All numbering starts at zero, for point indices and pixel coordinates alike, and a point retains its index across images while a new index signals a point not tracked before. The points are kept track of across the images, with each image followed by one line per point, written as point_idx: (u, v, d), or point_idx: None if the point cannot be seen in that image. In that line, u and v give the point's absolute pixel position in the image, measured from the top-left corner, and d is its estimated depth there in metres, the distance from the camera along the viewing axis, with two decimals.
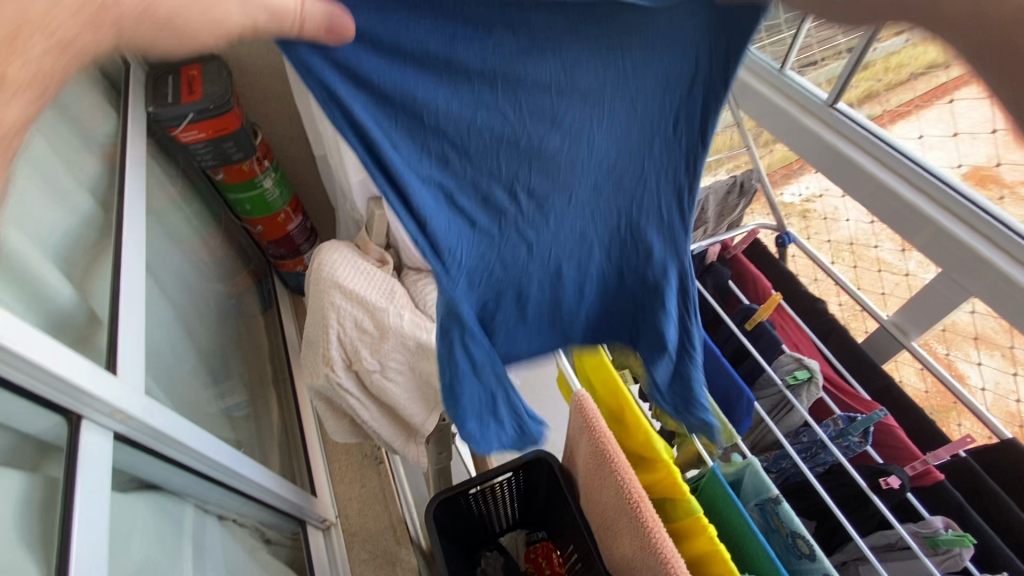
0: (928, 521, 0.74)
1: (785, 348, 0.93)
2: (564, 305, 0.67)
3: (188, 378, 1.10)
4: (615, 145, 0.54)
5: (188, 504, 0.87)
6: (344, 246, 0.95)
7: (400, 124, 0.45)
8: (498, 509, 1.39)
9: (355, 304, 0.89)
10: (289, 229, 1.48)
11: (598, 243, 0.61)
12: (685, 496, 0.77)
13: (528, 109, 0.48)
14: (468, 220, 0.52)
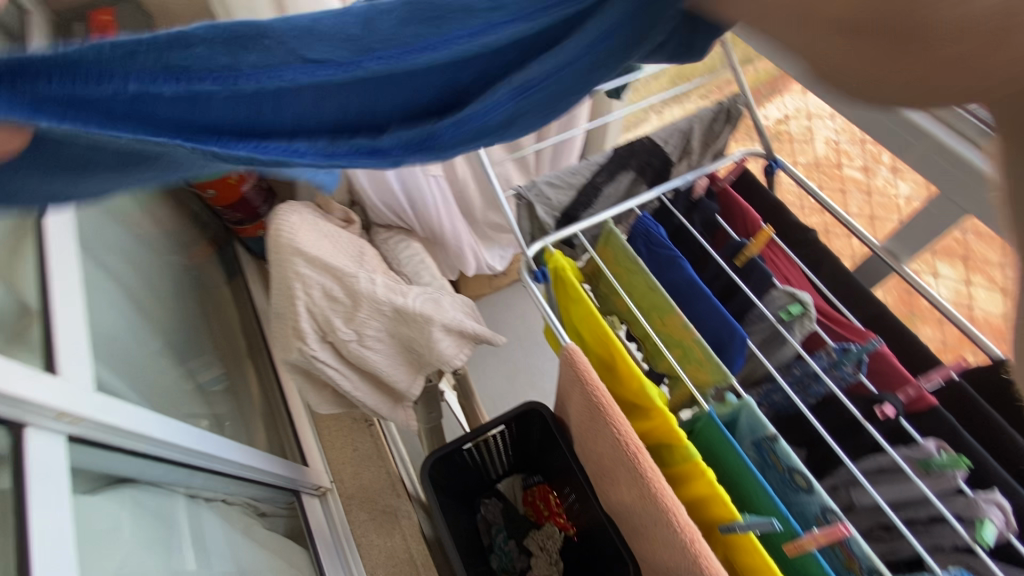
0: (920, 445, 0.75)
1: (776, 282, 0.90)
2: None
3: (149, 363, 1.03)
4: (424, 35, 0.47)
5: (178, 494, 0.87)
6: (302, 209, 0.92)
7: None
8: (493, 458, 1.39)
9: (320, 271, 0.84)
10: (244, 191, 1.37)
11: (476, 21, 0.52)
12: (683, 442, 0.75)
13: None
14: None
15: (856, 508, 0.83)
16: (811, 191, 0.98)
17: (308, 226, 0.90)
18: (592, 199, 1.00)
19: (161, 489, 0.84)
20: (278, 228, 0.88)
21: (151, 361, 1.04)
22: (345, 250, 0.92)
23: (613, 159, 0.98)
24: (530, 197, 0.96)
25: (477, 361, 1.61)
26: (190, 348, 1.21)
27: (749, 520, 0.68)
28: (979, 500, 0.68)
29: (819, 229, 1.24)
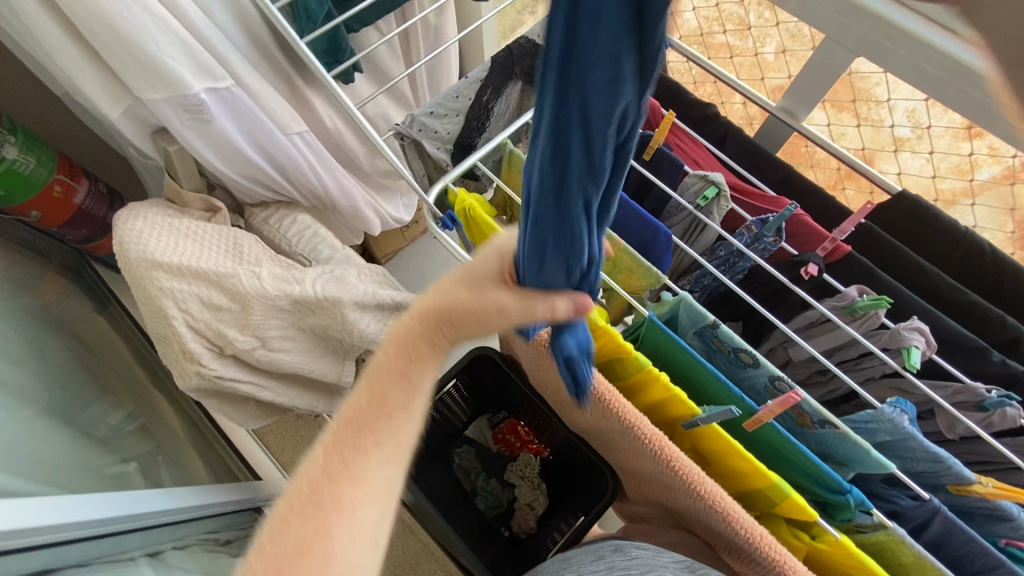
0: (843, 293, 0.78)
1: (687, 169, 0.86)
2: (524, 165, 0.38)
3: (48, 435, 0.85)
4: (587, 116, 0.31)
5: (136, 562, 0.79)
6: (145, 213, 0.78)
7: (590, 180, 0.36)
8: (451, 407, 1.35)
9: (189, 279, 0.71)
10: (77, 202, 1.14)
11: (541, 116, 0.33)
12: (632, 354, 0.72)
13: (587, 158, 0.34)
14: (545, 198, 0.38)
15: (792, 363, 0.88)
16: (704, 67, 0.93)
17: (160, 231, 0.76)
18: (484, 121, 0.88)
19: (114, 564, 0.76)
20: (120, 245, 0.73)
21: (50, 429, 0.86)
22: (215, 248, 0.79)
23: (496, 69, 0.84)
24: (414, 134, 0.78)
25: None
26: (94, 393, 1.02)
27: (711, 412, 0.69)
28: (901, 331, 0.73)
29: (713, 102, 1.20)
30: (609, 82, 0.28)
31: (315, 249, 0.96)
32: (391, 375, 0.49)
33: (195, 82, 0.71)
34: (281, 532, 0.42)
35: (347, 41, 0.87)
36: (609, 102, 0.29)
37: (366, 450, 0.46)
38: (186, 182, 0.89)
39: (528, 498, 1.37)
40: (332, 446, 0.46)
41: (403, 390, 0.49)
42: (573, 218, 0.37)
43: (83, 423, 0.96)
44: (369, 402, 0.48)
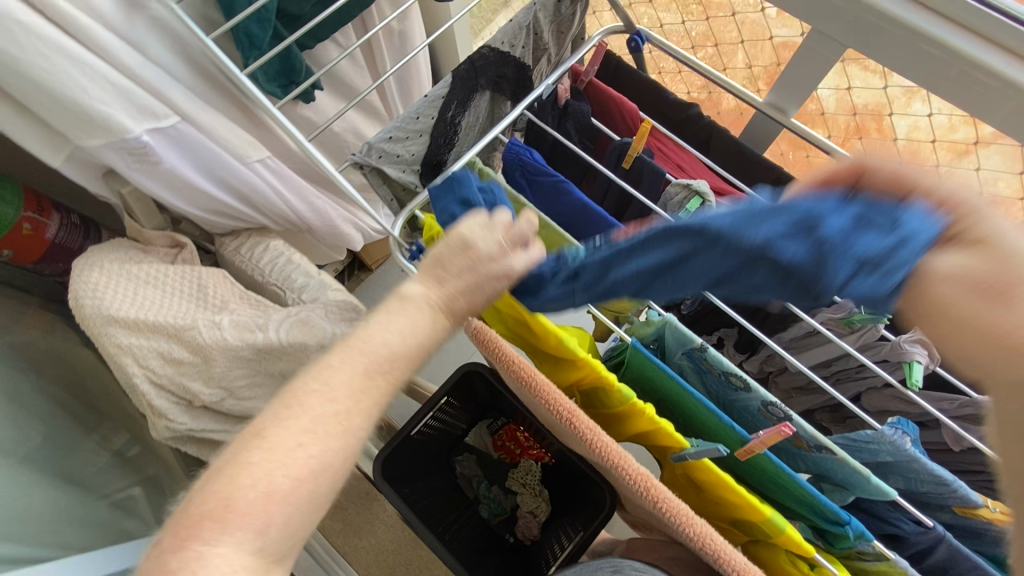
0: (840, 304, 0.74)
1: (669, 176, 0.81)
2: (675, 227, 0.46)
3: (31, 487, 0.85)
4: (741, 258, 0.42)
5: None
6: (102, 261, 0.75)
7: (665, 280, 0.48)
8: (451, 419, 1.29)
9: (148, 334, 0.68)
10: (50, 236, 1.10)
11: (732, 222, 0.42)
12: (615, 385, 0.68)
13: (704, 268, 0.45)
14: (654, 255, 0.47)
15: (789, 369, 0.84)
16: (685, 62, 0.87)
17: (118, 281, 0.73)
18: (452, 136, 0.82)
19: None
20: (77, 300, 0.71)
21: (33, 481, 0.85)
22: (178, 293, 0.76)
23: (459, 83, 0.78)
24: (374, 162, 0.73)
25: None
26: (83, 433, 1.00)
27: (699, 446, 0.65)
28: (903, 345, 0.68)
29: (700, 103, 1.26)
30: (774, 275, 0.41)
31: (289, 278, 0.93)
32: (415, 326, 0.51)
33: (137, 125, 0.67)
34: (312, 433, 0.44)
35: (301, 61, 0.82)
36: (752, 277, 0.42)
37: (388, 384, 0.49)
38: (146, 220, 0.85)
39: (530, 506, 1.35)
40: (365, 371, 0.48)
41: (429, 345, 0.52)
42: (639, 283, 0.49)
43: (69, 470, 0.94)
44: (396, 348, 0.49)
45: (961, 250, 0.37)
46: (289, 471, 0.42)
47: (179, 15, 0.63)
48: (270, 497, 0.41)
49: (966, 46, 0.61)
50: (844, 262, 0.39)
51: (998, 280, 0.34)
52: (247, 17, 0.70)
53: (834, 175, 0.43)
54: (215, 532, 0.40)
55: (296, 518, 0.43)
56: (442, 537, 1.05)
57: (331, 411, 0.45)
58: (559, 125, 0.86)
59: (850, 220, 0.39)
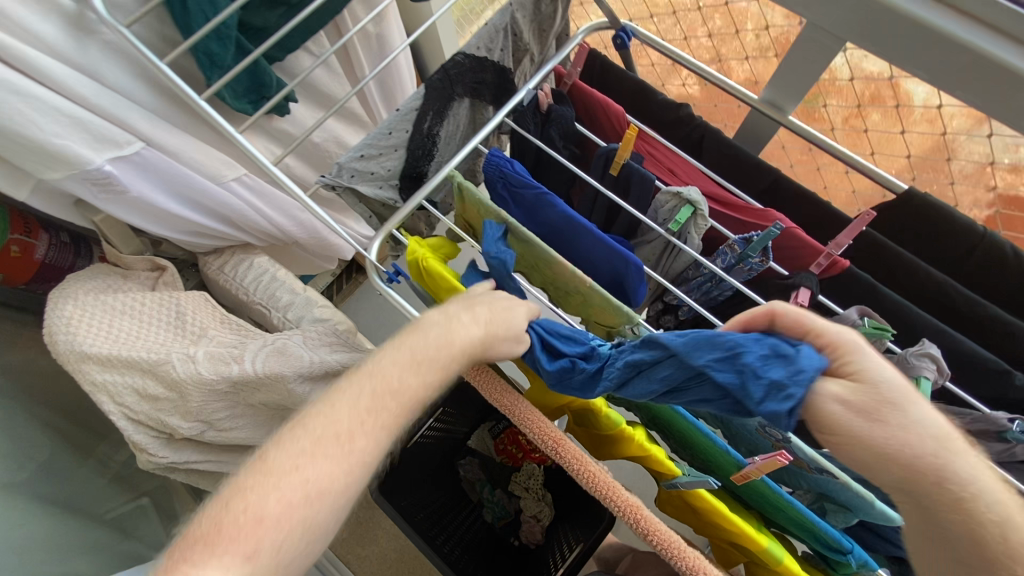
0: (843, 316, 0.68)
1: (659, 183, 0.76)
2: (649, 341, 0.51)
3: (24, 518, 0.85)
4: (698, 377, 0.48)
5: None
6: (77, 292, 0.73)
7: (635, 384, 0.53)
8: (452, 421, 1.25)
9: (122, 371, 0.67)
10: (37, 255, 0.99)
11: (691, 344, 0.48)
12: (603, 411, 0.64)
13: (667, 380, 0.50)
14: (628, 360, 0.53)
15: None
16: (672, 58, 0.81)
17: (93, 314, 0.71)
18: (431, 148, 0.78)
19: None
20: (53, 336, 0.69)
21: (25, 511, 0.85)
22: (155, 322, 0.74)
23: (433, 93, 0.74)
24: (346, 183, 0.70)
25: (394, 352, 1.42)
26: (77, 457, 1.00)
27: (692, 475, 0.61)
28: (909, 359, 0.64)
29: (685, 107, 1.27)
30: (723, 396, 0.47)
31: (273, 297, 0.88)
32: (433, 340, 0.50)
33: (99, 155, 0.65)
34: (308, 457, 0.43)
35: (271, 75, 0.79)
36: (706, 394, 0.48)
37: (389, 414, 0.47)
38: (123, 245, 0.83)
39: (534, 510, 1.27)
40: (373, 391, 0.47)
41: (444, 360, 0.50)
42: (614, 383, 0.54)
43: (64, 495, 0.95)
44: (409, 367, 0.49)
45: (844, 384, 0.42)
46: (282, 494, 0.41)
47: (127, 39, 0.59)
48: (260, 522, 0.40)
49: (974, 39, 0.56)
50: (755, 383, 0.43)
51: (874, 408, 0.41)
52: (205, 36, 0.66)
53: (753, 315, 0.48)
54: (203, 555, 0.39)
55: (288, 543, 0.41)
56: (439, 550, 1.03)
57: (327, 435, 0.44)
58: (541, 132, 0.81)
59: (763, 347, 0.44)
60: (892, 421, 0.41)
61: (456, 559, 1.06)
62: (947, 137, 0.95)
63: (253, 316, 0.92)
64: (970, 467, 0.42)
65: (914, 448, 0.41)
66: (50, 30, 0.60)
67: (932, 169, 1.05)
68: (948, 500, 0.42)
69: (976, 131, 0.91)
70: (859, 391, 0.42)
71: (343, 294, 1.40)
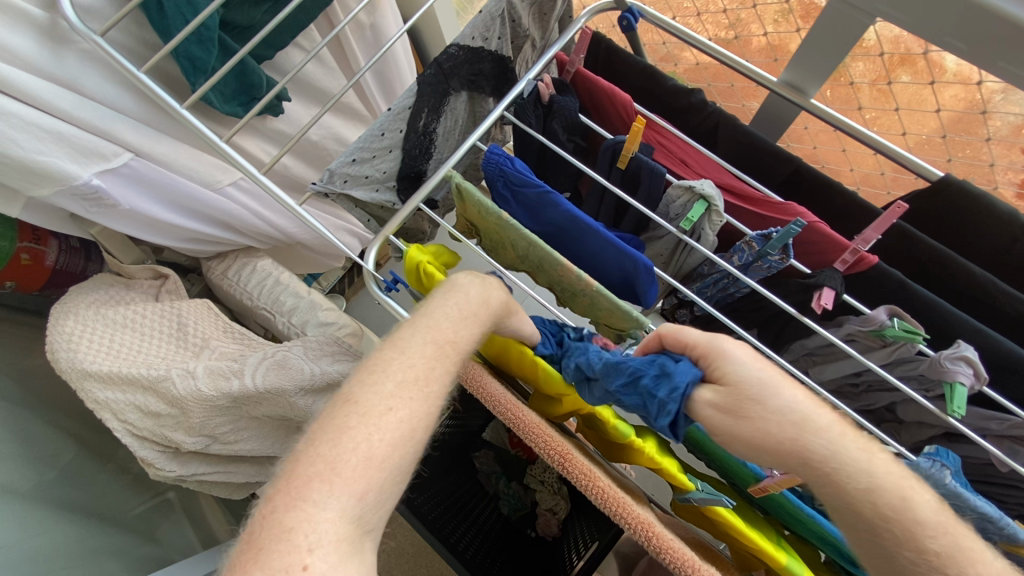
0: (870, 316, 0.64)
1: (670, 177, 0.72)
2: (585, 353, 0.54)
3: (47, 525, 0.86)
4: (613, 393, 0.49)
5: None
6: (77, 305, 0.72)
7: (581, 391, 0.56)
8: (468, 416, 1.23)
9: (124, 388, 0.68)
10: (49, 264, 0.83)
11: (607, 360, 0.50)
12: (610, 422, 0.58)
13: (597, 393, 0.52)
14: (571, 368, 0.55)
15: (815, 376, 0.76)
16: (682, 38, 0.76)
17: (94, 329, 0.70)
18: (429, 146, 0.75)
19: None
20: (53, 351, 0.68)
21: (47, 517, 0.87)
22: (156, 334, 0.73)
23: (428, 87, 0.70)
24: (340, 189, 0.66)
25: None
26: (97, 461, 1.02)
27: (706, 491, 0.57)
28: (943, 363, 0.59)
29: (695, 84, 1.23)
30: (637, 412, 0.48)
31: (278, 301, 0.85)
32: (474, 297, 0.46)
33: (87, 170, 0.65)
34: (401, 395, 0.38)
35: (260, 74, 0.75)
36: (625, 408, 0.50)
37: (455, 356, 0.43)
38: (123, 255, 0.82)
39: (549, 504, 1.25)
40: (433, 341, 0.42)
41: (486, 316, 0.47)
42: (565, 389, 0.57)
43: (87, 499, 0.97)
44: (458, 320, 0.45)
45: (716, 389, 0.41)
46: (384, 433, 0.36)
47: (102, 50, 0.57)
48: (369, 462, 0.35)
49: None
50: (648, 402, 0.45)
51: (738, 405, 0.40)
52: (185, 40, 0.64)
53: (646, 340, 0.50)
54: (323, 494, 0.33)
55: (393, 484, 0.36)
56: (455, 550, 1.00)
57: (411, 375, 0.39)
58: (544, 125, 0.76)
59: (649, 365, 0.46)
60: (755, 417, 0.39)
61: (473, 557, 1.04)
62: (981, 99, 0.88)
63: (261, 320, 0.90)
64: (860, 447, 0.40)
65: (773, 434, 0.39)
66: (23, 43, 0.61)
67: (968, 141, 0.98)
68: (868, 487, 0.39)
69: (1015, 94, 0.84)
70: (723, 390, 0.41)
71: (354, 288, 1.39)
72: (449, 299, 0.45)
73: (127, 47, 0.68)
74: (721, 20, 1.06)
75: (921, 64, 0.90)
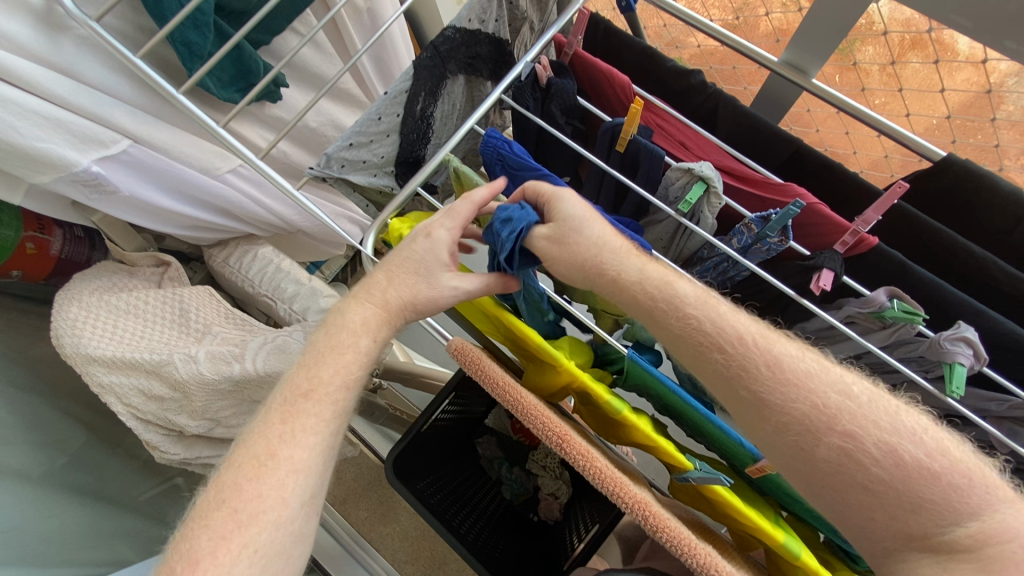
0: (870, 297, 0.64)
1: (669, 159, 0.71)
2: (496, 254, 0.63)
3: (57, 507, 0.88)
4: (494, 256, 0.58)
5: None
6: (79, 292, 0.72)
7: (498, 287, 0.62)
8: (472, 402, 1.23)
9: (128, 372, 0.69)
10: (54, 252, 0.84)
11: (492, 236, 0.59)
12: (605, 396, 0.59)
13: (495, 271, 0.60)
14: None
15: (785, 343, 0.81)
16: (681, 17, 0.74)
17: (98, 315, 0.71)
18: (426, 130, 0.75)
19: None
20: (56, 337, 0.69)
21: (57, 500, 0.89)
22: (159, 321, 0.74)
23: (425, 70, 0.70)
24: (337, 173, 0.66)
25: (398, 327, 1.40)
26: (107, 446, 1.04)
27: (704, 469, 0.57)
28: (942, 344, 0.59)
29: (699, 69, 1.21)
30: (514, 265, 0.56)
31: (279, 288, 0.85)
32: (331, 333, 0.51)
33: (85, 158, 0.65)
34: (234, 490, 0.43)
35: (256, 60, 0.75)
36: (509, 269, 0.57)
37: (311, 412, 0.47)
38: (125, 243, 0.82)
39: (551, 488, 1.26)
40: (282, 405, 0.47)
41: (356, 344, 0.51)
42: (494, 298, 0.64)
43: (98, 484, 0.99)
44: (318, 373, 0.49)
45: (549, 227, 0.54)
46: (214, 532, 0.41)
47: (98, 35, 0.56)
48: (197, 564, 0.40)
49: None
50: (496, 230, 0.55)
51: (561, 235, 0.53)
52: (181, 24, 0.64)
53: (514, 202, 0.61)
54: None
55: (243, 570, 0.40)
56: (458, 533, 1.00)
57: (251, 457, 0.45)
58: (542, 108, 0.76)
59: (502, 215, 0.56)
60: (574, 243, 0.53)
61: (478, 540, 1.05)
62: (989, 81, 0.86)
63: (262, 307, 0.90)
64: None
65: (583, 256, 0.53)
66: (21, 29, 0.61)
67: (975, 124, 0.96)
68: None
69: None
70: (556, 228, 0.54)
71: (355, 278, 1.37)
72: (313, 361, 0.50)
73: (123, 32, 0.68)
74: (727, 4, 1.05)
75: (929, 43, 0.88)
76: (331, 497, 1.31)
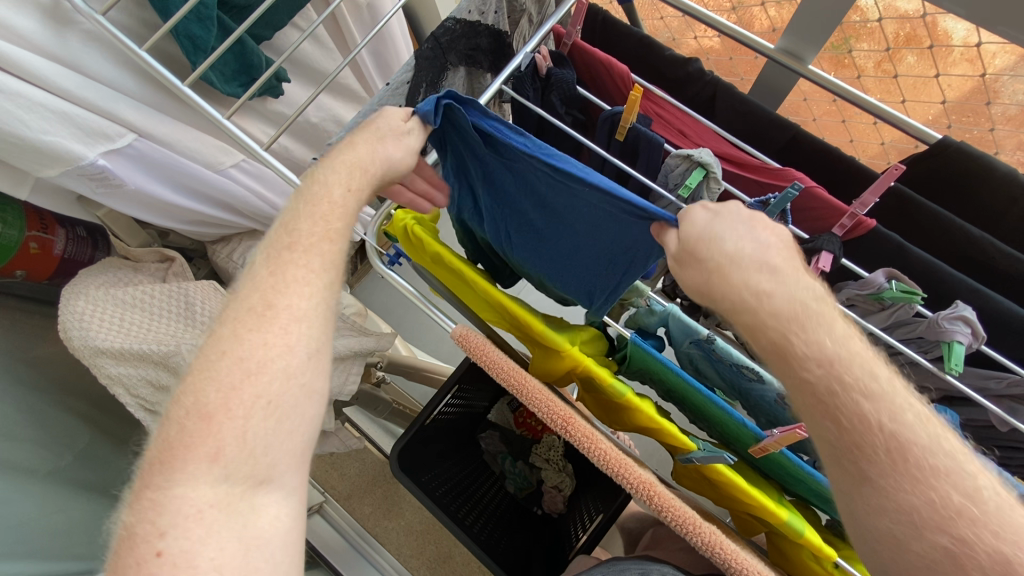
0: (869, 279, 0.65)
1: (667, 147, 0.72)
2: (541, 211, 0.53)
3: (61, 504, 0.88)
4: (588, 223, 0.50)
5: None
6: (83, 285, 0.73)
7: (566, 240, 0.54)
8: (476, 394, 1.24)
9: (135, 363, 0.69)
10: (57, 251, 0.84)
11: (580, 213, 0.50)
12: (607, 380, 0.59)
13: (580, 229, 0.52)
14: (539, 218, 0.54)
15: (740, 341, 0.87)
16: (677, 6, 0.75)
17: (105, 308, 0.71)
18: None
19: None
20: (62, 328, 0.69)
21: (62, 498, 0.89)
22: (166, 314, 0.74)
23: (426, 60, 0.70)
24: None
25: (401, 323, 1.41)
26: (111, 443, 1.04)
27: (707, 450, 0.57)
28: (940, 323, 0.59)
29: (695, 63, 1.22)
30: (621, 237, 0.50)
31: None
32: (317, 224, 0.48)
33: (92, 151, 0.66)
34: (236, 339, 0.41)
35: (258, 54, 0.76)
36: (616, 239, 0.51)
37: (296, 262, 0.45)
38: (129, 238, 0.83)
39: (554, 481, 1.26)
40: (269, 255, 0.46)
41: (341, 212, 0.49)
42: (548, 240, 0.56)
43: (101, 480, 0.98)
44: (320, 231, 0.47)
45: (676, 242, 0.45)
46: (220, 382, 0.39)
47: (104, 28, 0.57)
48: (207, 420, 0.38)
49: None
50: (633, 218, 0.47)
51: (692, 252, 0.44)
52: (184, 18, 0.64)
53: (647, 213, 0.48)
54: (164, 474, 0.36)
55: (257, 427, 0.39)
56: (467, 527, 1.00)
57: (246, 308, 0.43)
58: (542, 98, 0.77)
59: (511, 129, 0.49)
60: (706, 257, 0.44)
61: (483, 532, 1.05)
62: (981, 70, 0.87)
63: None
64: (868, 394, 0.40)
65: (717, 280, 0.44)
66: (27, 24, 0.62)
67: (970, 112, 0.97)
68: (864, 436, 0.40)
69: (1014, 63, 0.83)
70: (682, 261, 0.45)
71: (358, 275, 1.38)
72: (291, 217, 0.48)
73: (127, 27, 0.69)
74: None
75: (920, 33, 0.90)
76: (337, 492, 1.31)
